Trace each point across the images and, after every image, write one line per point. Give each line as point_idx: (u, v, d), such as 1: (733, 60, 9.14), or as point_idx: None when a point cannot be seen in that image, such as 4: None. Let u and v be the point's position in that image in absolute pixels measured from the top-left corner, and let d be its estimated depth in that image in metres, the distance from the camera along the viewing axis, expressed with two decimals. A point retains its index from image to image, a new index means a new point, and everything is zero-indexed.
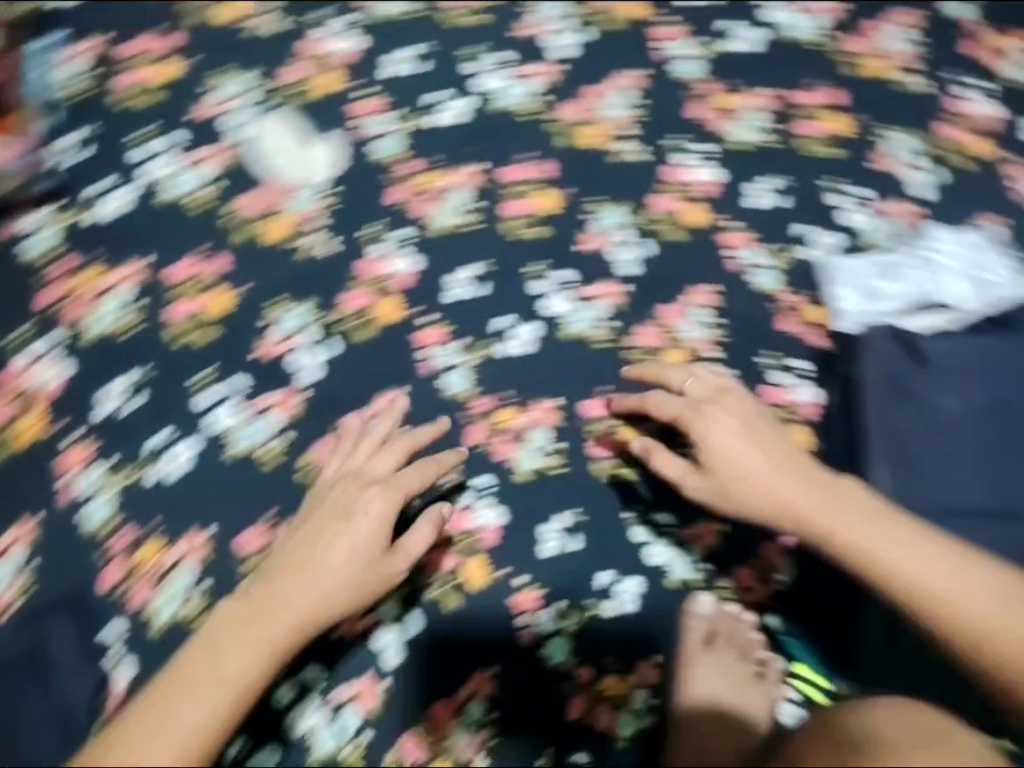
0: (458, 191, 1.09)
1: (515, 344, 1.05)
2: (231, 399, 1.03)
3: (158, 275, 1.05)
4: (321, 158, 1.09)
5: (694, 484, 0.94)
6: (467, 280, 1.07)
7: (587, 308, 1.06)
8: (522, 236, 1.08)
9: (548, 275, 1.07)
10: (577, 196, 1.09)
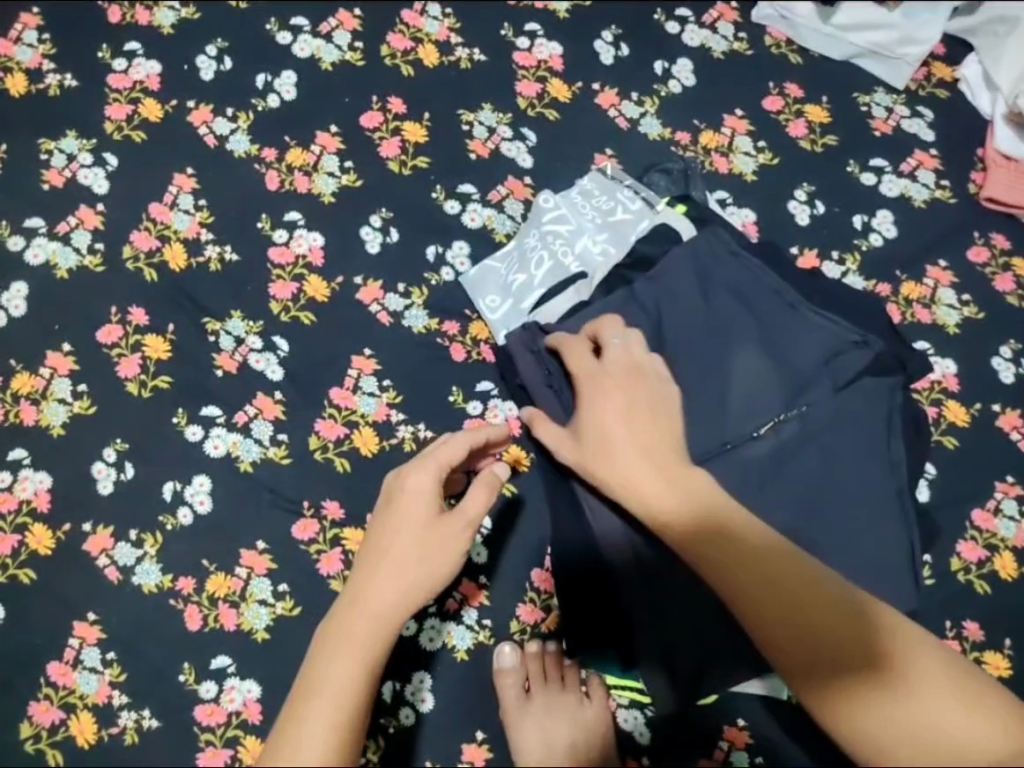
0: (267, 241, 1.00)
1: (403, 309, 0.98)
2: (10, 311, 0.97)
3: (7, 262, 0.98)
4: (105, 182, 1.02)
5: (626, 458, 0.78)
6: (290, 228, 1.00)
7: (410, 305, 0.98)
8: (303, 313, 0.97)
9: (381, 228, 1.00)
10: (380, 233, 1.00)
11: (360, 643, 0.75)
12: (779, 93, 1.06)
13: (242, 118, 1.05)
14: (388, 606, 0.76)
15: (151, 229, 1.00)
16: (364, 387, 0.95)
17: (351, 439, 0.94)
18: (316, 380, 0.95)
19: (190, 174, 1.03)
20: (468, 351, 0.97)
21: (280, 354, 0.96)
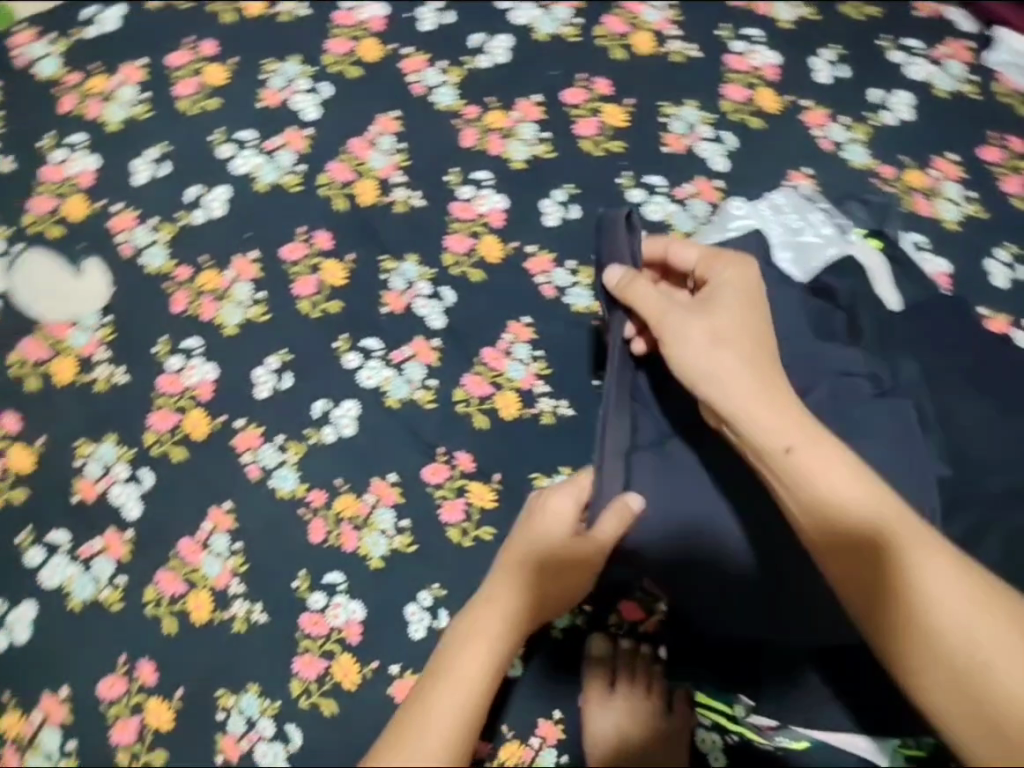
0: (450, 195, 1.03)
1: (569, 285, 1.00)
2: (210, 211, 1.04)
3: (214, 165, 1.06)
4: (315, 110, 1.07)
5: (695, 346, 0.76)
6: (477, 186, 1.03)
7: (578, 284, 1.00)
8: (472, 270, 1.00)
9: (561, 205, 1.02)
10: (562, 208, 1.02)
11: (445, 712, 0.74)
12: (998, 144, 1.02)
13: (452, 73, 1.08)
14: (483, 661, 0.76)
15: (348, 162, 1.05)
16: (517, 354, 0.97)
17: (493, 400, 0.96)
18: (472, 335, 0.98)
19: (393, 116, 1.07)
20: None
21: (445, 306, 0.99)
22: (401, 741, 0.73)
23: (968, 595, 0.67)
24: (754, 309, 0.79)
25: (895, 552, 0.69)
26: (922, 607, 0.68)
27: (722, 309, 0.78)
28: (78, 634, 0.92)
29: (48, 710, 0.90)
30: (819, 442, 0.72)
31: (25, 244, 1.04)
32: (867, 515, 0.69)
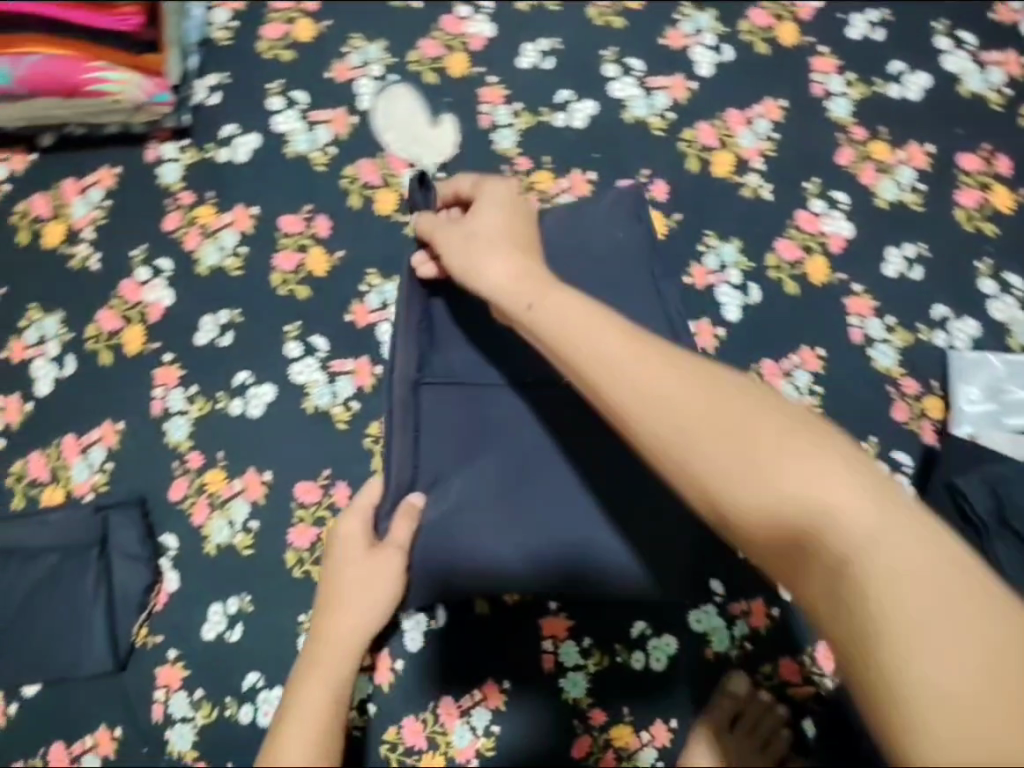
0: (802, 202, 1.02)
1: (879, 339, 1.00)
2: (572, 119, 1.04)
3: (595, 78, 1.05)
4: (711, 69, 1.05)
5: (667, 413, 0.59)
6: (831, 207, 1.02)
7: (885, 342, 0.99)
8: (790, 282, 1.01)
9: (905, 261, 1.01)
10: (904, 265, 1.01)
11: (315, 691, 0.78)
12: None
13: (856, 88, 1.05)
14: (356, 628, 0.83)
15: (718, 130, 1.04)
16: (798, 379, 0.98)
17: None
18: (760, 341, 0.99)
19: (781, 105, 1.04)
20: (909, 417, 0.97)
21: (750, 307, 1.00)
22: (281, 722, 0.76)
23: (911, 547, 0.54)
24: (552, 297, 0.65)
25: (828, 531, 0.55)
26: (873, 594, 0.53)
27: (585, 332, 0.63)
28: (300, 433, 0.98)
29: (248, 483, 0.96)
30: (755, 438, 0.57)
31: (397, 78, 1.06)
32: (861, 572, 0.54)
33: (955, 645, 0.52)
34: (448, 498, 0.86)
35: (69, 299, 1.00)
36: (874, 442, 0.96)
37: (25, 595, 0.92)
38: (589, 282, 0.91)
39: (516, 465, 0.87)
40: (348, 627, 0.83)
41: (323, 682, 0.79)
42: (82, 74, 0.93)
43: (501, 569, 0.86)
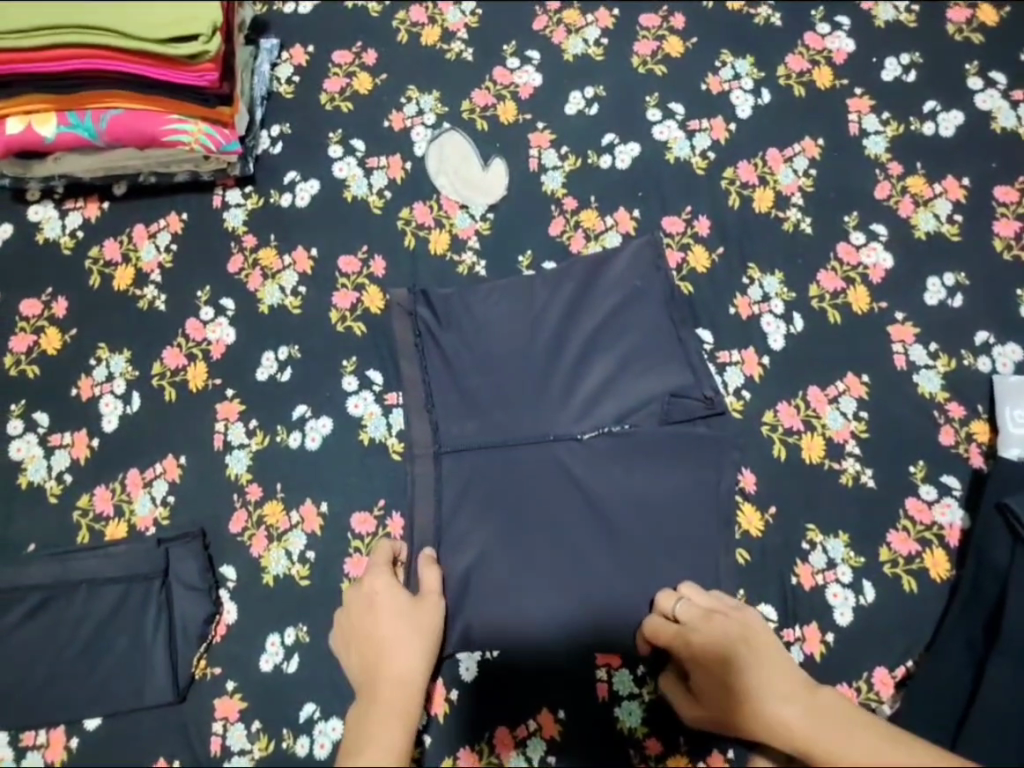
0: (843, 235, 1.05)
1: (923, 365, 1.00)
2: (616, 160, 1.09)
3: (640, 122, 1.10)
4: (749, 110, 1.10)
5: (700, 631, 0.87)
6: (870, 238, 1.05)
7: (930, 368, 1.00)
8: (834, 310, 1.03)
9: (945, 289, 1.03)
10: (945, 293, 1.03)
11: (381, 719, 0.78)
12: None
13: (893, 126, 1.09)
14: (409, 660, 0.83)
15: (758, 167, 1.08)
16: (846, 406, 0.99)
17: (804, 437, 0.99)
18: (805, 370, 1.01)
19: (819, 144, 1.09)
20: (956, 440, 0.98)
21: (794, 335, 1.02)
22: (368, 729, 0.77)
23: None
24: (716, 616, 0.87)
25: (749, 659, 0.84)
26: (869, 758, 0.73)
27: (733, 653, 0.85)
28: (357, 466, 1.00)
29: (305, 516, 0.98)
30: (820, 714, 0.78)
31: (450, 126, 1.11)
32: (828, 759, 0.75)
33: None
34: (469, 554, 0.96)
35: (137, 337, 1.04)
36: (924, 465, 0.97)
37: (90, 626, 0.93)
38: (606, 331, 1.02)
39: (515, 516, 0.96)
40: (395, 662, 0.83)
41: (392, 714, 0.78)
42: (159, 126, 1.00)
43: (524, 624, 0.94)
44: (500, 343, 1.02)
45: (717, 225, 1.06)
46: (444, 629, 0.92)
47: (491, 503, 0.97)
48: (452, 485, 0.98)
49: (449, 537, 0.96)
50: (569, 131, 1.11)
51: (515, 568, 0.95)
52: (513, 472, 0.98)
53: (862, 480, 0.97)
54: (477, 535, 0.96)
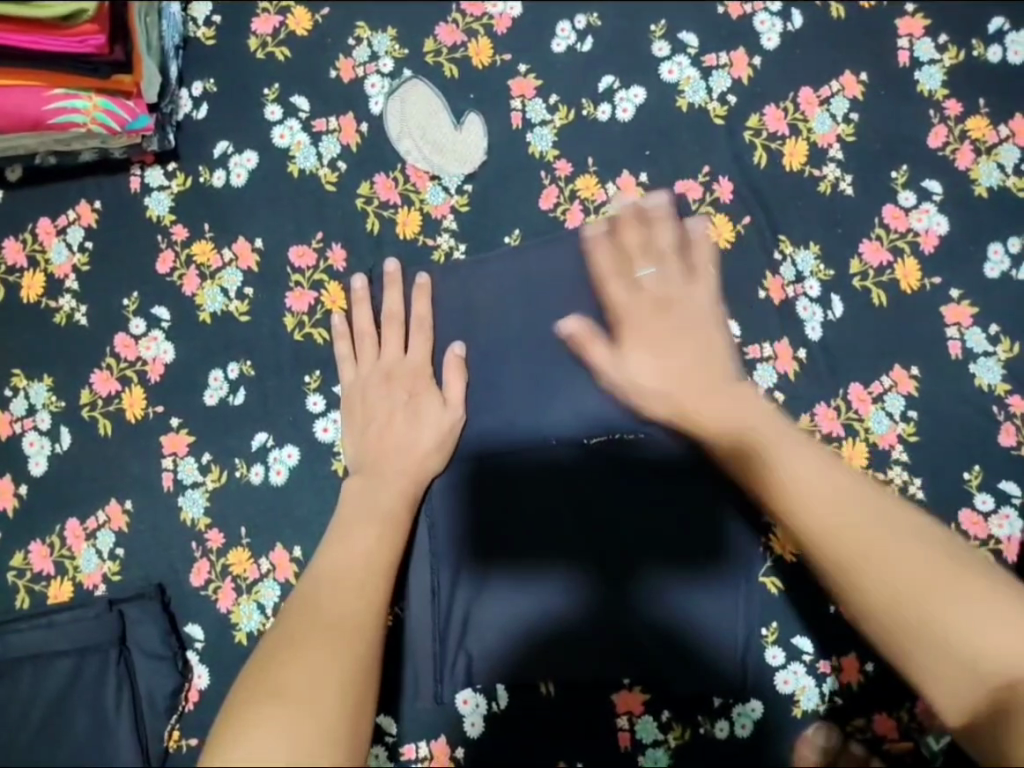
0: (889, 195, 0.88)
1: (982, 352, 0.86)
2: (617, 110, 0.90)
3: (644, 60, 0.91)
4: (776, 39, 0.91)
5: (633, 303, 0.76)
6: (921, 197, 0.88)
7: (989, 355, 0.86)
8: (878, 290, 0.87)
9: (1009, 258, 0.87)
10: (1008, 263, 0.87)
11: (332, 562, 0.70)
12: None
13: (951, 52, 0.90)
14: (394, 463, 0.80)
15: (788, 113, 0.90)
16: (894, 405, 0.85)
17: (844, 445, 0.85)
18: (847, 364, 0.86)
19: (861, 79, 0.90)
20: (1019, 440, 0.84)
21: (833, 322, 0.87)
22: (266, 690, 0.58)
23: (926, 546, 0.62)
24: (669, 309, 0.75)
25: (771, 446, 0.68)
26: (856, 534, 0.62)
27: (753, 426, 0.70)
28: (330, 500, 0.86)
29: (276, 563, 0.85)
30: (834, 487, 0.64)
31: (411, 73, 0.91)
32: (954, 641, 0.59)
33: (915, 575, 0.61)
34: (466, 582, 0.84)
35: (57, 360, 0.88)
36: (980, 470, 0.84)
37: (44, 704, 0.80)
38: None
39: (518, 538, 0.83)
40: (373, 504, 0.77)
41: (351, 569, 0.69)
42: (41, 104, 0.80)
43: (530, 660, 0.83)
44: (488, 329, 0.86)
45: (741, 189, 0.89)
46: (445, 671, 0.83)
47: (490, 523, 0.84)
48: (442, 502, 0.84)
49: (446, 564, 0.83)
50: (558, 74, 0.91)
51: (518, 597, 0.83)
52: (518, 481, 0.84)
53: (912, 492, 0.84)
54: (471, 557, 0.83)
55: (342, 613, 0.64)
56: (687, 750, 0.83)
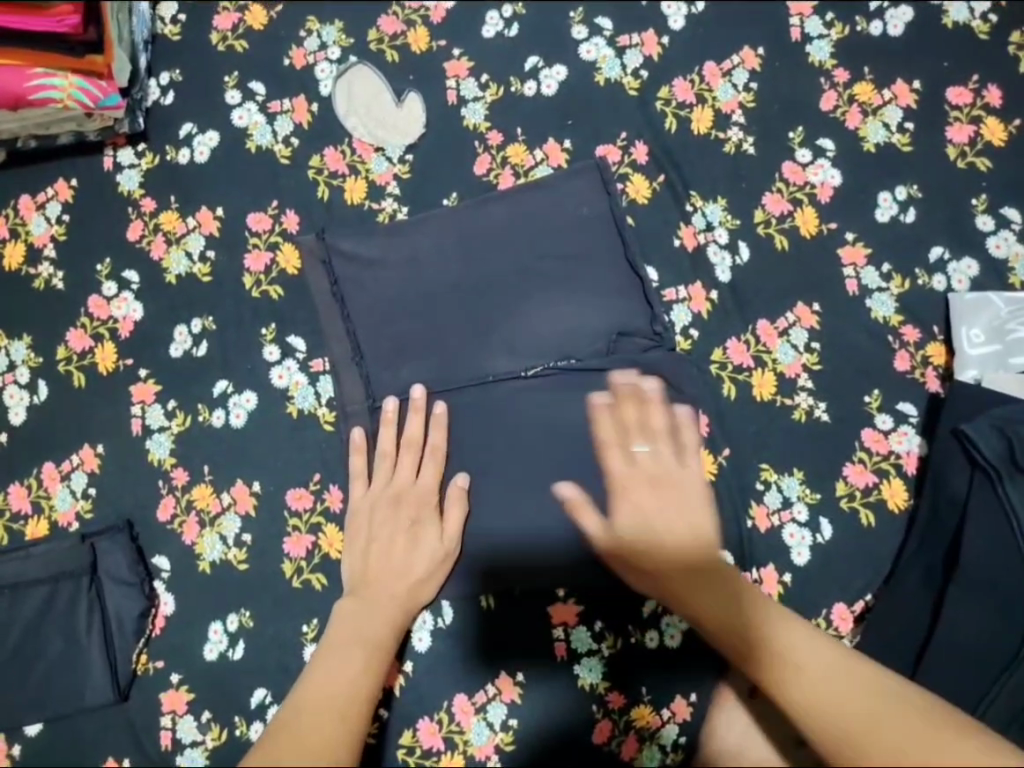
0: (788, 153, 0.98)
1: (876, 288, 0.95)
2: (542, 86, 1.00)
3: (565, 42, 1.01)
4: (682, 21, 1.02)
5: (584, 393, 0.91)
6: (816, 153, 0.98)
7: (883, 290, 0.95)
8: (780, 236, 0.96)
9: (897, 204, 0.97)
10: (897, 208, 0.97)
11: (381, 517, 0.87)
12: None
13: (837, 28, 1.01)
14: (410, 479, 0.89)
15: (695, 84, 1.00)
16: (799, 338, 0.94)
17: (756, 376, 0.94)
18: (755, 302, 0.95)
19: (759, 53, 1.00)
20: (912, 365, 0.93)
21: (743, 265, 0.96)
22: (298, 705, 0.71)
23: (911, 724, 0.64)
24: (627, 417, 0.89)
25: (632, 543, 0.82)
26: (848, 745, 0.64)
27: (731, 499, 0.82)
28: (287, 439, 0.93)
29: (237, 497, 0.92)
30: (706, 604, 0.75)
31: (357, 59, 1.01)
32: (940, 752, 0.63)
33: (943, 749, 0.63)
34: None
35: (36, 321, 0.96)
36: (878, 393, 0.93)
37: (23, 627, 0.88)
38: (545, 266, 0.94)
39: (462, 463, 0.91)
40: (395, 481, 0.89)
41: (400, 539, 0.86)
42: (24, 82, 0.91)
43: (474, 581, 0.90)
44: (429, 279, 0.94)
45: (656, 152, 0.99)
46: None
47: None
48: None
49: None
50: (488, 56, 1.01)
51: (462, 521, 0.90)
52: (458, 415, 0.92)
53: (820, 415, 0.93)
54: None
55: (382, 628, 0.80)
56: (618, 657, 0.90)
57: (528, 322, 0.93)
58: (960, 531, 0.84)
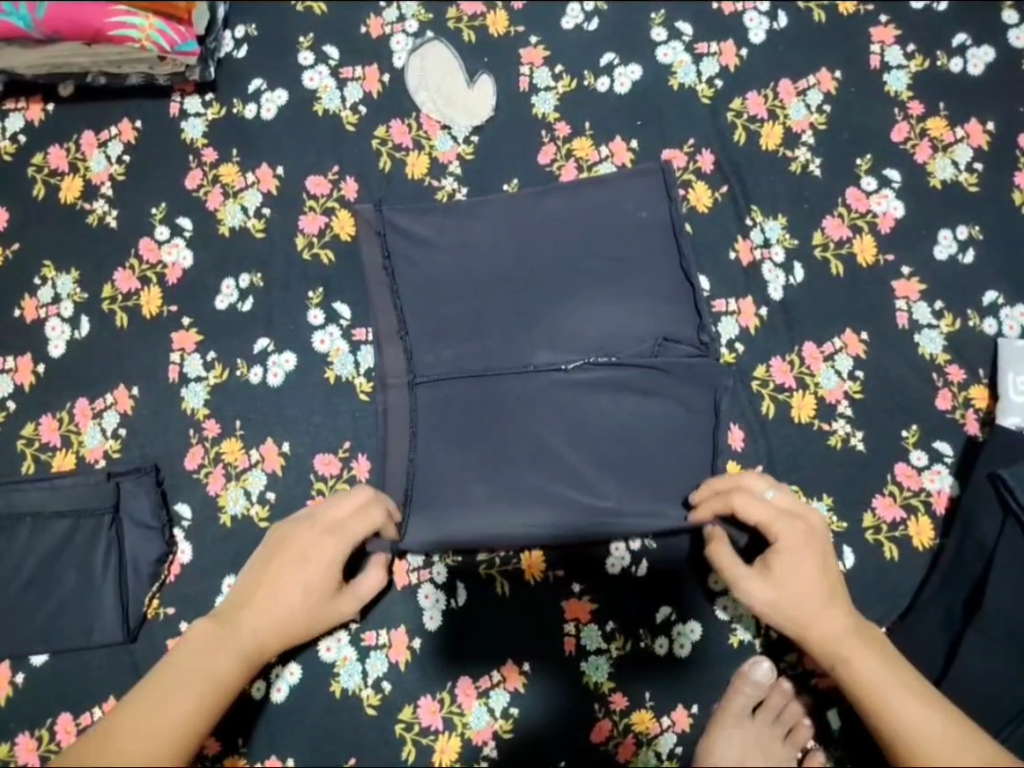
0: (853, 179, 0.98)
1: (926, 325, 0.94)
2: (615, 83, 1.00)
3: (642, 42, 1.01)
4: (762, 35, 1.01)
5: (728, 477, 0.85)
6: (881, 182, 0.97)
7: (932, 327, 0.94)
8: (836, 261, 0.96)
9: (955, 243, 0.96)
10: (956, 248, 0.96)
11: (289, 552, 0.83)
12: None
13: (918, 60, 1.00)
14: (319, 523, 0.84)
15: (768, 99, 0.99)
16: (842, 363, 0.94)
17: (795, 395, 0.93)
18: (804, 324, 0.95)
19: (836, 76, 1.00)
20: (953, 405, 0.93)
21: (795, 286, 0.95)
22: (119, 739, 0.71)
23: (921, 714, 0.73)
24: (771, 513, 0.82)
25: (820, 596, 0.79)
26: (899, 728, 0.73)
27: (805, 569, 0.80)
28: (321, 403, 0.93)
29: (265, 455, 0.92)
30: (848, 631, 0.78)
31: (433, 35, 1.01)
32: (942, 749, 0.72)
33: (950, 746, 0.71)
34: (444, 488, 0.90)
35: (85, 257, 0.96)
36: (917, 429, 0.92)
37: (38, 557, 0.88)
38: (598, 263, 0.94)
39: (493, 448, 0.90)
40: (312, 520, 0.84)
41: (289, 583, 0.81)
42: (104, 18, 0.90)
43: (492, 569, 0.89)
44: (481, 262, 0.94)
45: (721, 163, 0.98)
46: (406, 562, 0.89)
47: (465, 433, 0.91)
48: (429, 416, 0.92)
49: (424, 470, 0.91)
50: (565, 47, 1.01)
51: (487, 507, 0.89)
52: (494, 400, 0.91)
53: (854, 443, 0.92)
54: (449, 466, 0.90)
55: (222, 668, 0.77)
56: (627, 660, 0.89)
57: (575, 315, 0.93)
58: (987, 577, 0.83)
